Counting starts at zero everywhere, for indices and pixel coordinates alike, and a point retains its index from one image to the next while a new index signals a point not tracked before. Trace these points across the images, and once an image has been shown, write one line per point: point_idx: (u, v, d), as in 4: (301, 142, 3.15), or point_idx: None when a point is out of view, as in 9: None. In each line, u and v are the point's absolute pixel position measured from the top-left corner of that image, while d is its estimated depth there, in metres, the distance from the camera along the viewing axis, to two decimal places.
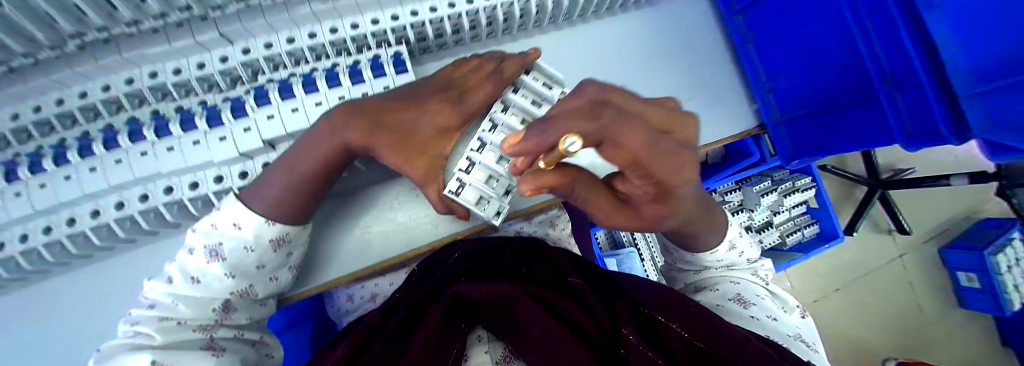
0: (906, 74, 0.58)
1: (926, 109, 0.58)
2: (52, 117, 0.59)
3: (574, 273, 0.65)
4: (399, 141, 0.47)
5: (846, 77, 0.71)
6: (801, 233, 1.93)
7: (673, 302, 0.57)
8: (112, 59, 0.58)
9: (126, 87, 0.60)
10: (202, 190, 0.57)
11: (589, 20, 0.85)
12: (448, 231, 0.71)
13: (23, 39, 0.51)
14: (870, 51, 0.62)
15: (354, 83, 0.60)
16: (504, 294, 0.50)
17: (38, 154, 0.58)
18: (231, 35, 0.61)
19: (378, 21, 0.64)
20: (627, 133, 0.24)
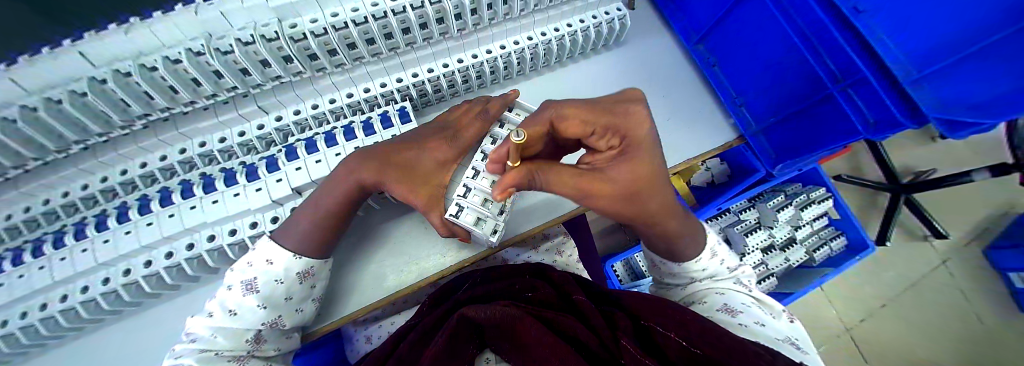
0: (855, 74, 0.66)
1: (881, 103, 0.65)
2: (117, 184, 0.71)
3: (579, 292, 0.66)
4: (403, 173, 0.56)
5: (804, 83, 0.79)
6: (829, 248, 1.86)
7: (670, 308, 0.53)
8: (170, 133, 0.71)
9: (179, 155, 0.72)
10: (240, 235, 0.66)
11: (566, 64, 0.98)
12: (455, 259, 0.74)
13: (102, 121, 0.63)
14: (818, 59, 0.71)
15: (367, 135, 0.71)
16: (503, 316, 0.51)
17: (105, 216, 0.69)
18: (267, 107, 0.75)
19: (386, 84, 0.77)
20: (560, 109, 0.48)
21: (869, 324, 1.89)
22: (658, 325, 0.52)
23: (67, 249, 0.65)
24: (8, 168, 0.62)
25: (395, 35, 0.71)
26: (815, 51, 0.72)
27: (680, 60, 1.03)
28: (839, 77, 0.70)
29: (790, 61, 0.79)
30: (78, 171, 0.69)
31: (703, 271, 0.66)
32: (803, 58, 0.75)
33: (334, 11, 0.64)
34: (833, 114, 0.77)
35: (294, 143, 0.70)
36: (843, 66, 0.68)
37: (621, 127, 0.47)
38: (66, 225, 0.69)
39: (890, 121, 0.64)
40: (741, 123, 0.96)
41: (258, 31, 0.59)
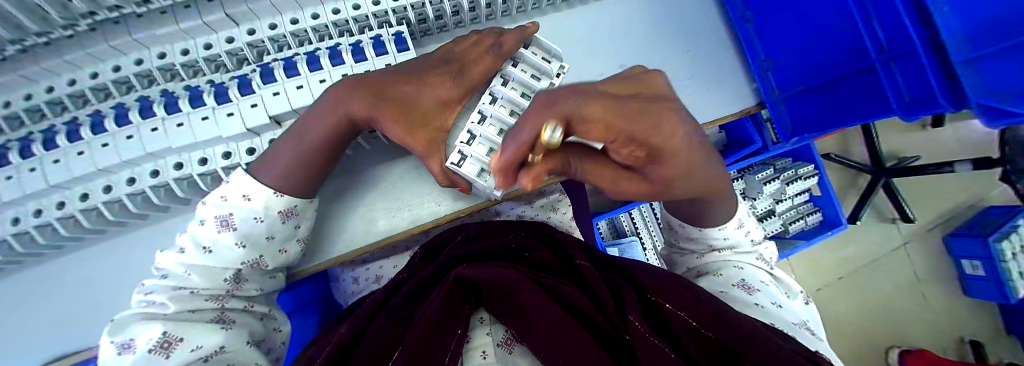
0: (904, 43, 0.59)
1: (922, 79, 0.60)
2: (64, 97, 0.61)
3: (583, 257, 0.66)
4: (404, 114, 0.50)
5: (844, 51, 0.72)
6: (804, 222, 1.93)
7: (679, 288, 0.54)
8: (123, 40, 0.60)
9: (136, 67, 0.62)
10: (212, 165, 0.59)
11: (586, 1, 0.85)
12: (452, 208, 0.70)
13: (35, 16, 0.52)
14: (869, 23, 0.64)
15: (357, 62, 0.62)
16: (510, 283, 0.49)
17: (52, 132, 0.60)
18: (236, 16, 0.62)
19: (378, 2, 0.65)
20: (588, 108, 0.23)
21: (825, 294, 2.06)
22: (665, 302, 0.53)
23: (14, 166, 0.58)
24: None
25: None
26: (865, 13, 0.64)
27: (711, 11, 0.92)
28: (884, 46, 0.63)
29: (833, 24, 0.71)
30: (15, 78, 0.59)
31: (725, 240, 0.66)
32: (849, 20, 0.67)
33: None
34: (868, 87, 0.71)
35: (271, 63, 0.61)
36: (891, 34, 0.61)
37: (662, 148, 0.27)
38: (9, 140, 0.60)
39: (927, 101, 0.60)
40: (765, 89, 0.89)
41: None
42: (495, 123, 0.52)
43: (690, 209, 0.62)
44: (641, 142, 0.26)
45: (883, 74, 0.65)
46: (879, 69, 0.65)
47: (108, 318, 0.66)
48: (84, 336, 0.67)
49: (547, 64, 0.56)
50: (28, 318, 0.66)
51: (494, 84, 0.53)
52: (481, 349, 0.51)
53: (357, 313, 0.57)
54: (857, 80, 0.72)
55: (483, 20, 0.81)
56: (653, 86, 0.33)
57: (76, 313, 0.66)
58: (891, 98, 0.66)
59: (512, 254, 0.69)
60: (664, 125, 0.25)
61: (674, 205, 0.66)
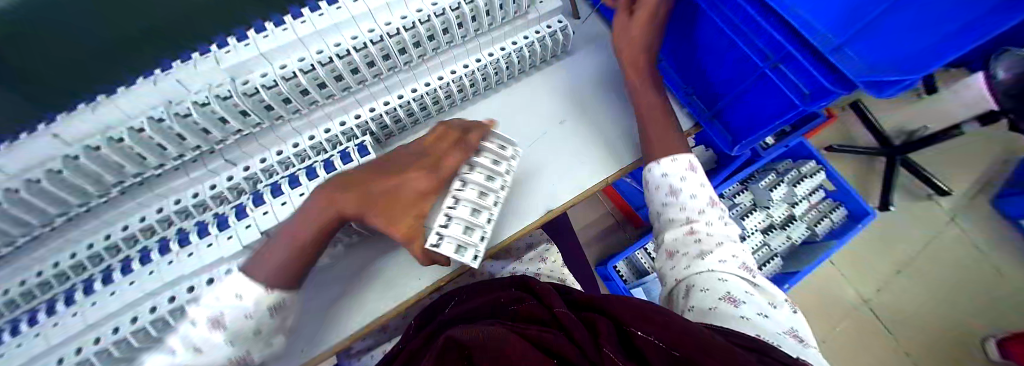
0: (781, 49, 0.70)
1: (808, 74, 0.67)
2: (107, 247, 0.77)
3: (561, 304, 0.67)
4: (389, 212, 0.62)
5: (741, 66, 0.83)
6: (829, 220, 1.86)
7: (652, 314, 0.54)
8: (148, 195, 0.80)
9: (161, 213, 0.79)
10: (195, 293, 0.65)
11: (519, 79, 1.02)
12: (431, 279, 0.77)
13: (85, 187, 0.69)
14: (748, 41, 0.75)
15: (327, 172, 0.75)
16: (492, 336, 0.52)
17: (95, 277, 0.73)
18: (235, 159, 0.83)
19: (345, 122, 0.84)
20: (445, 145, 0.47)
21: (883, 292, 1.85)
22: (639, 330, 0.53)
23: (65, 312, 0.69)
24: (25, 232, 0.71)
25: (345, 76, 0.76)
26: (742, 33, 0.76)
27: None
28: (769, 54, 0.73)
29: (722, 47, 0.83)
30: (83, 232, 0.78)
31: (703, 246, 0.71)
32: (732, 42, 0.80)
33: (283, 63, 0.69)
34: (770, 91, 0.80)
35: (268, 185, 0.75)
36: (769, 43, 0.72)
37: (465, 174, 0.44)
38: (73, 284, 0.75)
39: (820, 90, 0.66)
40: (694, 111, 1.04)
41: (213, 92, 0.64)
42: (467, 206, 0.67)
43: None
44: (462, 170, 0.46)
45: (777, 76, 0.74)
46: (771, 73, 0.74)
47: None
48: None
49: (497, 165, 0.72)
50: None
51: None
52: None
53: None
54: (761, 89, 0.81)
55: (436, 113, 0.98)
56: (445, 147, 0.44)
57: None
58: (793, 95, 0.72)
59: (503, 309, 0.72)
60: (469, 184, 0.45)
61: None
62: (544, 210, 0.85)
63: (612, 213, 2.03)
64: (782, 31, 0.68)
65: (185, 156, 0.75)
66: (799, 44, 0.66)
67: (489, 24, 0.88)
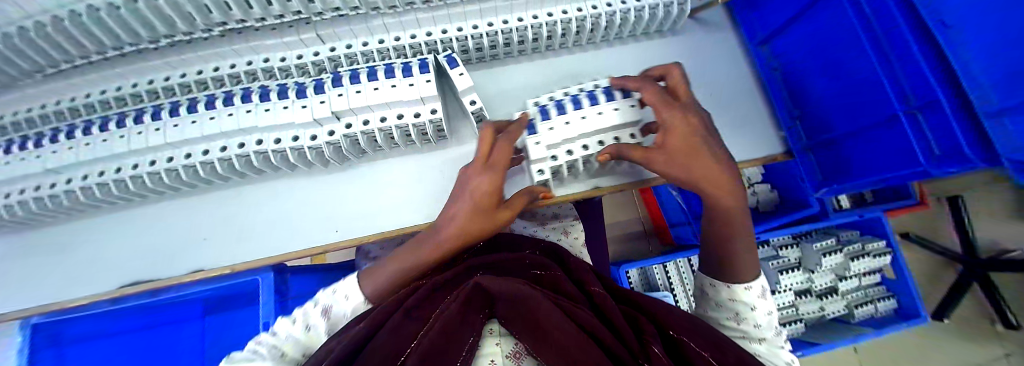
0: (926, 92, 0.60)
1: (946, 127, 0.58)
2: (192, 82, 0.80)
3: (596, 284, 0.60)
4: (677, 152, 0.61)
5: (872, 102, 0.72)
6: (874, 307, 1.65)
7: (706, 331, 0.47)
8: (241, 45, 0.79)
9: (246, 66, 0.79)
10: (299, 143, 0.72)
11: (612, 45, 0.95)
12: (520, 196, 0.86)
13: (202, 15, 0.71)
14: (890, 72, 0.66)
15: (423, 73, 0.72)
16: (525, 295, 0.43)
17: (177, 104, 0.77)
18: (324, 36, 0.79)
19: (446, 31, 0.78)
20: (485, 186, 0.62)
21: None
22: (689, 339, 0.46)
23: (161, 122, 0.74)
24: (145, 40, 0.76)
25: None
26: (889, 64, 0.66)
27: (739, 60, 0.95)
28: (909, 96, 0.63)
29: (860, 71, 0.73)
30: (179, 60, 0.82)
31: (751, 311, 0.60)
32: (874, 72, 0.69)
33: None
34: (895, 138, 0.69)
35: (358, 69, 0.74)
36: (914, 84, 0.62)
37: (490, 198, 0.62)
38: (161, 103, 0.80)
39: (957, 154, 0.57)
40: (793, 137, 0.89)
41: None
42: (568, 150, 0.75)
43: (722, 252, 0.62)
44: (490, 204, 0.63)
45: (910, 124, 0.64)
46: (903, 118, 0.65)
47: (191, 258, 0.81)
48: (163, 268, 0.81)
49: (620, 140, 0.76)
50: (132, 244, 0.84)
51: (569, 108, 0.75)
52: (489, 359, 0.46)
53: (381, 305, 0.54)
54: (892, 128, 0.69)
55: (516, 54, 0.93)
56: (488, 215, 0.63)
57: (166, 252, 0.82)
58: (919, 151, 0.64)
59: (524, 269, 0.64)
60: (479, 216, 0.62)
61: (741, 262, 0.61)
62: (591, 186, 0.86)
63: (642, 220, 1.95)
64: (937, 73, 0.57)
65: (285, 19, 0.74)
66: (951, 90, 0.56)
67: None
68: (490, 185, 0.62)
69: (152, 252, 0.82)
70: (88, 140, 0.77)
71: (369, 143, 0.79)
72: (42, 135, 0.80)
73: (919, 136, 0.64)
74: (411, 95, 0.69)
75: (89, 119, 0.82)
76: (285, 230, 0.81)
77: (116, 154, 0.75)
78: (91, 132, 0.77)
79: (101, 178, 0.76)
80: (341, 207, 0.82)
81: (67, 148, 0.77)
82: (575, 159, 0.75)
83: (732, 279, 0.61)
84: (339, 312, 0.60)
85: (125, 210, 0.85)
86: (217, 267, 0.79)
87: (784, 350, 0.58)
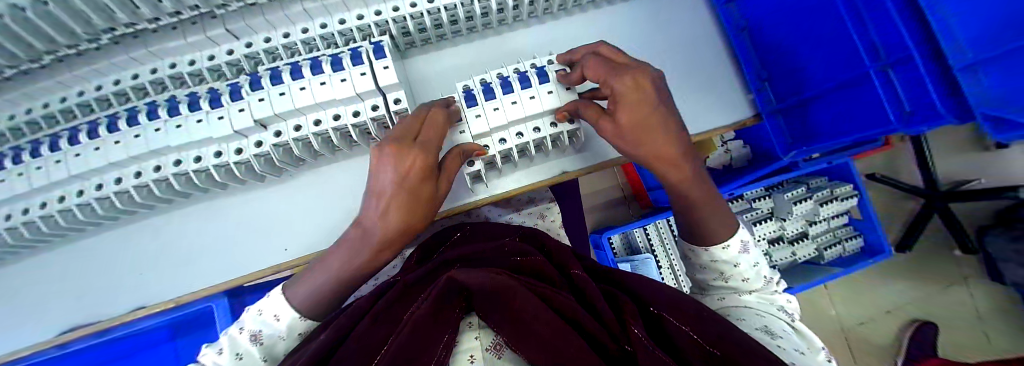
0: (898, 48, 0.57)
1: (920, 85, 0.55)
2: (93, 100, 0.70)
3: (577, 266, 0.57)
4: (630, 125, 0.52)
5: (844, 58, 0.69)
6: (842, 247, 1.73)
7: (685, 302, 0.46)
8: (140, 52, 0.69)
9: (151, 76, 0.69)
10: (225, 159, 0.65)
11: (568, 13, 0.87)
12: (470, 196, 0.81)
13: (80, 20, 0.61)
14: (861, 29, 0.62)
15: (354, 65, 0.62)
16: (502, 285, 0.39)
17: (77, 128, 0.67)
18: (237, 32, 0.69)
19: (380, 12, 0.68)
20: (415, 163, 0.49)
21: (868, 328, 1.84)
22: (664, 311, 0.45)
23: (62, 152, 0.65)
24: (20, 57, 0.65)
25: None
26: (860, 20, 0.61)
27: (706, 18, 0.89)
28: (882, 54, 0.60)
29: (831, 27, 0.69)
30: (73, 76, 0.71)
31: (735, 267, 0.54)
32: (845, 28, 0.65)
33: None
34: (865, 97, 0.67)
35: (279, 67, 0.65)
36: (887, 39, 0.58)
37: (413, 175, 0.50)
38: (62, 128, 0.70)
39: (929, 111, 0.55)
40: (762, 100, 0.85)
41: None
42: (501, 139, 0.70)
43: (688, 216, 0.56)
44: (423, 182, 0.51)
45: (880, 82, 0.62)
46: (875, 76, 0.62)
47: (133, 293, 0.75)
48: (104, 309, 0.75)
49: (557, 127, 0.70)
50: (65, 287, 0.76)
51: (517, 87, 0.67)
52: (468, 355, 0.41)
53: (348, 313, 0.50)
54: (864, 85, 0.67)
55: (465, 32, 0.84)
56: (419, 200, 0.52)
57: (105, 291, 0.75)
58: (891, 109, 0.62)
59: (503, 256, 0.61)
60: (413, 200, 0.51)
61: (710, 220, 0.55)
62: (558, 170, 0.82)
63: (622, 188, 1.94)
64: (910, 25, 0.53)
65: (184, 16, 0.64)
66: (926, 46, 0.52)
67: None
68: (414, 159, 0.49)
69: (88, 294, 0.76)
70: None
71: (307, 149, 0.71)
72: None
73: (890, 95, 0.61)
74: (345, 92, 0.61)
75: None
76: (230, 253, 0.75)
77: (18, 194, 0.66)
78: None
79: (9, 222, 0.68)
80: (286, 223, 0.76)
81: None
82: (524, 142, 0.71)
83: (705, 242, 0.55)
84: (272, 335, 0.49)
85: (48, 251, 0.77)
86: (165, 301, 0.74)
87: (776, 295, 0.54)
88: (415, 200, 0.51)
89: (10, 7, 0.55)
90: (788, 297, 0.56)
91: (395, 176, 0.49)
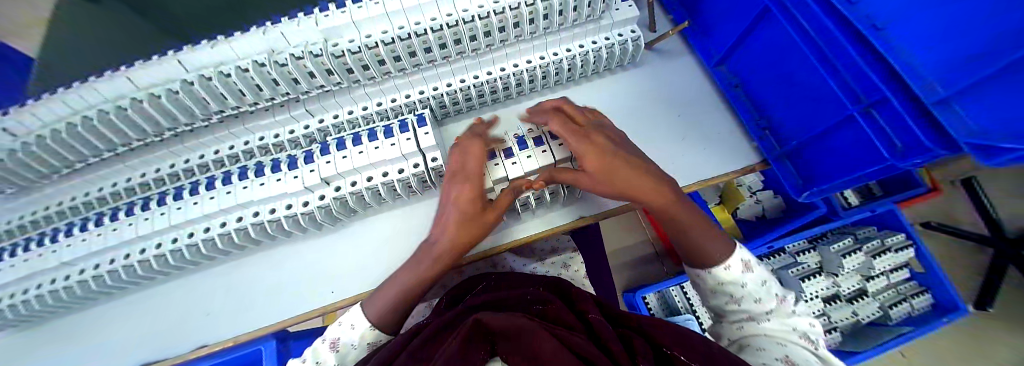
0: (874, 92, 0.64)
1: (904, 122, 0.60)
2: (195, 166, 0.88)
3: (595, 310, 0.60)
4: (599, 171, 0.64)
5: (827, 105, 0.76)
6: (909, 306, 1.54)
7: (700, 345, 0.47)
8: (239, 128, 0.88)
9: (244, 146, 0.87)
10: (293, 210, 0.77)
11: (578, 83, 1.02)
12: (497, 241, 0.88)
13: (202, 105, 0.81)
14: (837, 78, 0.70)
15: (403, 132, 0.76)
16: (520, 327, 0.42)
17: (181, 188, 0.84)
18: (313, 110, 0.88)
19: (424, 91, 0.86)
20: (464, 181, 0.65)
21: None
22: (677, 352, 0.46)
23: (167, 206, 0.80)
24: (153, 133, 0.85)
25: (418, 53, 0.80)
26: (834, 70, 0.70)
27: (700, 80, 1.02)
28: (860, 96, 0.66)
29: (809, 79, 0.77)
30: (184, 147, 0.90)
31: (742, 288, 0.57)
32: (822, 80, 0.74)
33: (369, 34, 0.75)
34: (857, 136, 0.72)
35: (343, 136, 0.80)
36: (863, 85, 0.65)
37: (465, 189, 0.64)
38: (167, 188, 0.87)
39: (918, 145, 0.59)
40: (764, 146, 0.92)
41: (308, 48, 0.72)
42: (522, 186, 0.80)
43: (688, 245, 0.62)
44: (473, 196, 0.64)
45: (867, 121, 0.67)
46: (860, 117, 0.67)
47: (193, 334, 0.83)
48: (165, 349, 0.82)
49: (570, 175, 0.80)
50: (137, 327, 0.86)
51: (531, 144, 0.80)
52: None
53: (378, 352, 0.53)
54: (851, 129, 0.72)
55: (491, 103, 1.00)
56: (472, 208, 0.64)
57: (169, 332, 0.84)
58: (883, 145, 0.65)
59: (525, 305, 0.63)
60: (465, 210, 0.64)
61: (708, 242, 0.60)
62: (578, 215, 0.88)
63: (649, 241, 1.92)
64: (880, 71, 0.60)
65: (276, 101, 0.84)
66: (898, 89, 0.58)
67: (561, 23, 0.87)
68: (465, 178, 0.66)
69: (156, 334, 0.84)
70: (101, 230, 0.83)
71: (359, 202, 0.83)
72: (60, 231, 0.87)
73: (878, 132, 0.66)
74: (393, 154, 0.74)
75: (102, 211, 0.89)
76: (284, 297, 0.83)
77: (125, 241, 0.81)
78: (103, 222, 0.83)
79: (112, 266, 0.81)
80: (334, 270, 0.84)
81: (80, 239, 0.83)
82: (542, 190, 0.80)
83: (709, 263, 0.60)
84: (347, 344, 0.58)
85: (131, 293, 0.89)
86: (220, 342, 0.80)
87: (796, 318, 0.56)
88: (467, 210, 0.63)
89: (152, 96, 0.77)
90: (810, 321, 0.57)
91: (454, 190, 0.65)
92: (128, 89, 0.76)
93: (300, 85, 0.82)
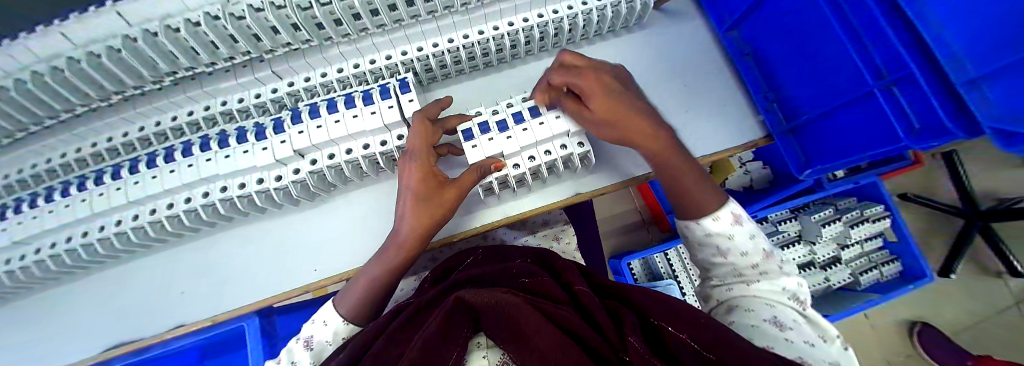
0: (898, 67, 0.58)
1: (927, 103, 0.56)
2: (152, 134, 0.79)
3: (583, 283, 0.57)
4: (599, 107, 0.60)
5: (846, 78, 0.70)
6: (879, 272, 1.61)
7: (688, 312, 0.45)
8: (197, 91, 0.78)
9: (204, 112, 0.78)
10: (265, 185, 0.71)
11: (577, 45, 0.93)
12: (489, 218, 0.83)
13: (150, 66, 0.70)
14: (860, 50, 0.64)
15: (383, 99, 0.69)
16: (504, 303, 0.39)
17: (137, 159, 0.76)
18: (281, 72, 0.78)
19: (406, 52, 0.77)
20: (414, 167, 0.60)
21: None
22: (671, 326, 0.44)
23: (123, 180, 0.73)
24: (97, 98, 0.75)
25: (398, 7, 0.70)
26: (859, 41, 0.63)
27: (708, 45, 0.95)
28: (883, 72, 0.61)
29: (829, 50, 0.71)
30: (137, 113, 0.80)
31: (730, 241, 0.56)
32: (845, 50, 0.68)
33: None
34: (873, 114, 0.68)
35: (315, 102, 0.72)
36: (888, 59, 0.59)
37: (419, 175, 0.60)
38: (121, 159, 0.78)
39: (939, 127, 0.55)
40: (771, 121, 0.87)
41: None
42: (517, 162, 0.74)
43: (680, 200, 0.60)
44: (430, 180, 0.61)
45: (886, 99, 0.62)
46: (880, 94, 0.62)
47: (169, 312, 0.79)
48: (141, 328, 0.79)
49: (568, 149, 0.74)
50: (108, 306, 0.82)
51: (526, 114, 0.72)
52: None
53: (356, 337, 0.50)
54: (868, 106, 0.68)
55: (482, 67, 0.91)
56: (433, 193, 0.61)
57: (143, 310, 0.80)
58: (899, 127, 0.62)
59: (511, 278, 0.61)
60: (423, 198, 0.61)
61: (696, 194, 0.58)
62: (573, 191, 0.84)
63: (639, 210, 1.92)
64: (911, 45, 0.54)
65: (237, 60, 0.74)
66: (927, 66, 0.53)
67: None
68: (414, 162, 0.61)
69: (130, 312, 0.81)
70: (52, 206, 0.75)
71: (338, 175, 0.77)
72: (9, 206, 0.79)
73: (897, 111, 0.62)
74: (374, 124, 0.67)
75: (51, 184, 0.80)
76: (262, 273, 0.79)
77: (80, 218, 0.74)
78: (54, 198, 0.75)
79: (70, 244, 0.75)
80: (314, 246, 0.80)
81: (31, 217, 0.76)
82: (537, 165, 0.74)
83: (697, 215, 0.58)
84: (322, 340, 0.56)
85: (97, 272, 0.83)
86: (197, 319, 0.77)
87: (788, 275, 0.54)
88: (427, 196, 0.61)
89: (89, 54, 0.66)
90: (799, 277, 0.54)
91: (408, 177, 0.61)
92: (62, 46, 0.64)
93: (262, 42, 0.72)
